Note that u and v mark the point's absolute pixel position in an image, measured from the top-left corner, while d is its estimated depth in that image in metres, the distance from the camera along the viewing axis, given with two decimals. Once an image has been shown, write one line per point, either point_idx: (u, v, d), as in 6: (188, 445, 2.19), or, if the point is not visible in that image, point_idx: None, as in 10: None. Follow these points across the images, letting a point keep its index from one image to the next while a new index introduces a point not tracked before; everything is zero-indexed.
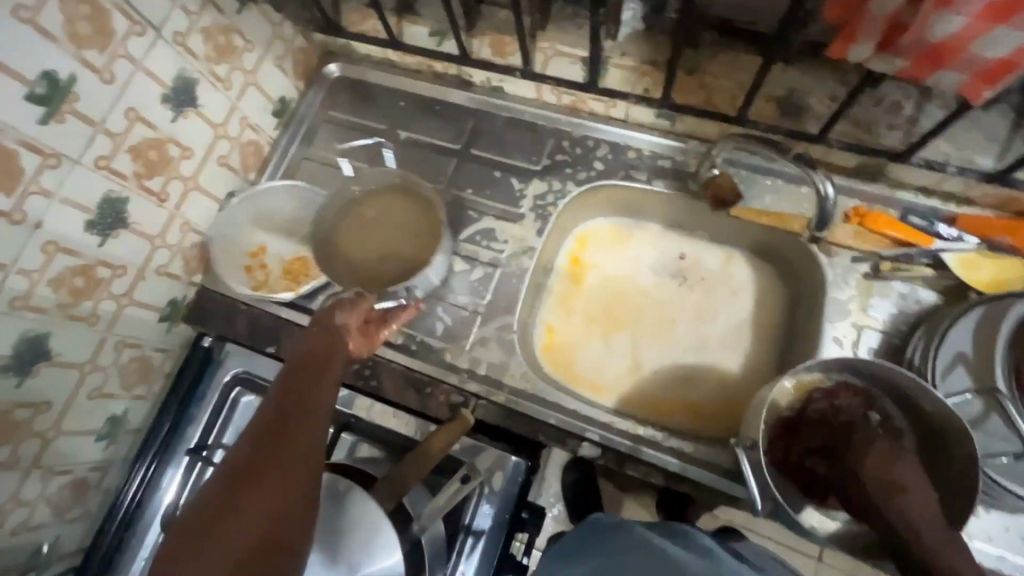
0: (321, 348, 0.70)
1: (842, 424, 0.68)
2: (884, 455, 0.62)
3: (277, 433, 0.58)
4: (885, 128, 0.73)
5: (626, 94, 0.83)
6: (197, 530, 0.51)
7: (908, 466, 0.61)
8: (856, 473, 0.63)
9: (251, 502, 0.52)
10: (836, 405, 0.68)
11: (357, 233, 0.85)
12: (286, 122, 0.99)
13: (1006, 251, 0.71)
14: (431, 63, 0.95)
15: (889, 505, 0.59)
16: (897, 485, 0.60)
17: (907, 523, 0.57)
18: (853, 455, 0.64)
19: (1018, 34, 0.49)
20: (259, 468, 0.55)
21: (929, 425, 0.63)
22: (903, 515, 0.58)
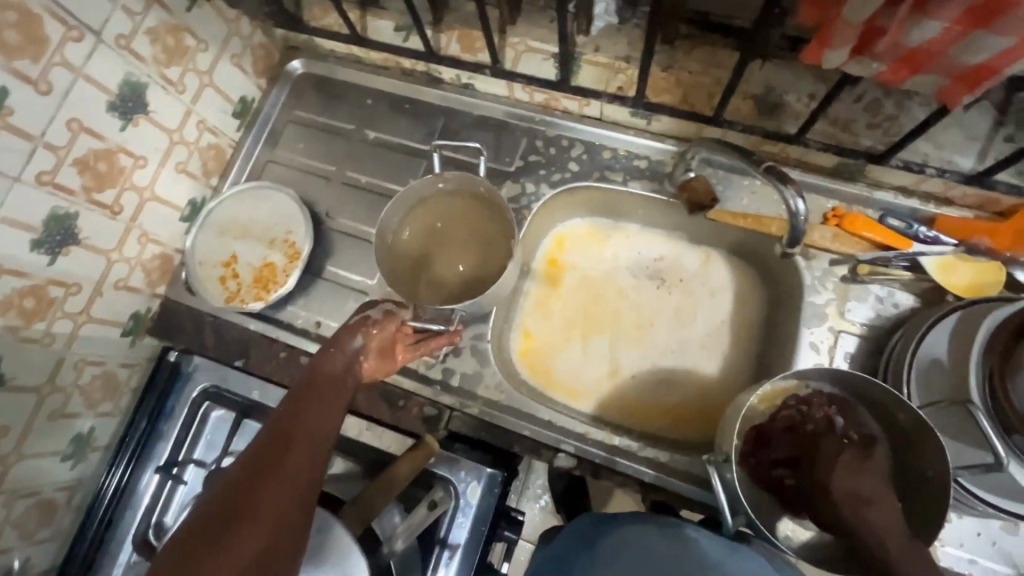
0: (337, 368, 0.68)
1: (810, 433, 0.66)
2: (851, 466, 0.61)
3: (279, 449, 0.56)
4: (863, 128, 0.71)
5: (601, 94, 0.80)
6: (196, 538, 0.49)
7: (875, 477, 0.60)
8: (825, 484, 0.61)
9: (248, 518, 0.50)
10: (804, 415, 0.66)
11: (422, 233, 0.82)
12: (248, 123, 0.95)
13: (984, 255, 0.70)
14: (398, 59, 0.91)
15: (859, 519, 0.58)
16: (865, 497, 0.58)
17: (875, 537, 0.56)
18: (824, 465, 0.62)
19: (1000, 39, 0.46)
20: (257, 481, 0.53)
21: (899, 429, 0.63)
22: (872, 528, 0.57)
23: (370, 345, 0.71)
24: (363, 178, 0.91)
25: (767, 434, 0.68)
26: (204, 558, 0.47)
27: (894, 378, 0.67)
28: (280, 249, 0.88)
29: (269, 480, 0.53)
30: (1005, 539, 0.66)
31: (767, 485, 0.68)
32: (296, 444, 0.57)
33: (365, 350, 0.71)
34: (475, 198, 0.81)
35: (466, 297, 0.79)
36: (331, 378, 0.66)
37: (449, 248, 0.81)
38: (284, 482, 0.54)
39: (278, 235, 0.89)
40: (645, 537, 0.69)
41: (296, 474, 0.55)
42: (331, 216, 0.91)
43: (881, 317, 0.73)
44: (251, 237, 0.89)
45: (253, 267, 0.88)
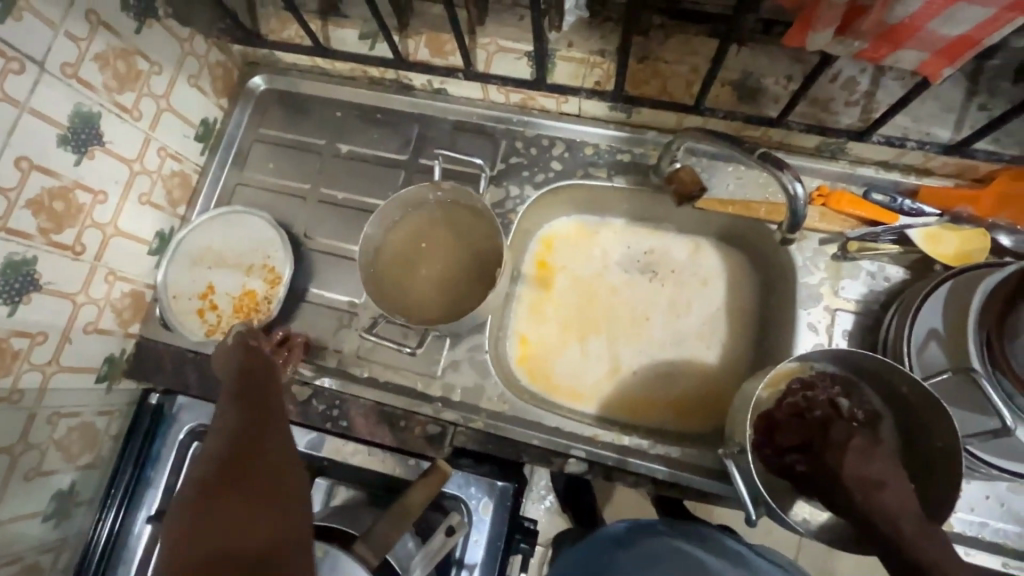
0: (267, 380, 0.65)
1: (815, 415, 0.66)
2: (862, 450, 0.60)
3: (250, 458, 0.53)
4: (841, 106, 0.71)
5: (579, 89, 0.79)
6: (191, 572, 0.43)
7: (885, 461, 0.59)
8: (835, 469, 0.60)
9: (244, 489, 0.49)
10: (803, 398, 0.67)
11: (411, 242, 0.79)
12: (212, 146, 0.90)
13: (967, 223, 0.71)
14: (364, 69, 0.87)
15: (872, 502, 0.57)
16: (877, 481, 0.58)
17: (889, 520, 0.55)
18: (833, 450, 0.61)
19: (980, 9, 0.46)
20: (236, 501, 0.48)
21: (911, 406, 0.63)
22: (884, 511, 0.56)
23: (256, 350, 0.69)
24: (340, 195, 0.88)
25: (773, 420, 0.68)
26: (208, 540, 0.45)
27: (894, 352, 0.68)
28: (260, 275, 0.85)
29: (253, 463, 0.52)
30: (1013, 500, 0.67)
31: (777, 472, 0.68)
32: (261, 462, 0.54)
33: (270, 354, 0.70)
34: (452, 203, 0.79)
35: (462, 303, 0.76)
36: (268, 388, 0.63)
37: (441, 261, 0.78)
38: (276, 467, 0.53)
39: (256, 261, 0.85)
40: (681, 548, 0.69)
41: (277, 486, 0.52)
42: (308, 236, 0.87)
43: (875, 292, 0.74)
44: (229, 264, 0.85)
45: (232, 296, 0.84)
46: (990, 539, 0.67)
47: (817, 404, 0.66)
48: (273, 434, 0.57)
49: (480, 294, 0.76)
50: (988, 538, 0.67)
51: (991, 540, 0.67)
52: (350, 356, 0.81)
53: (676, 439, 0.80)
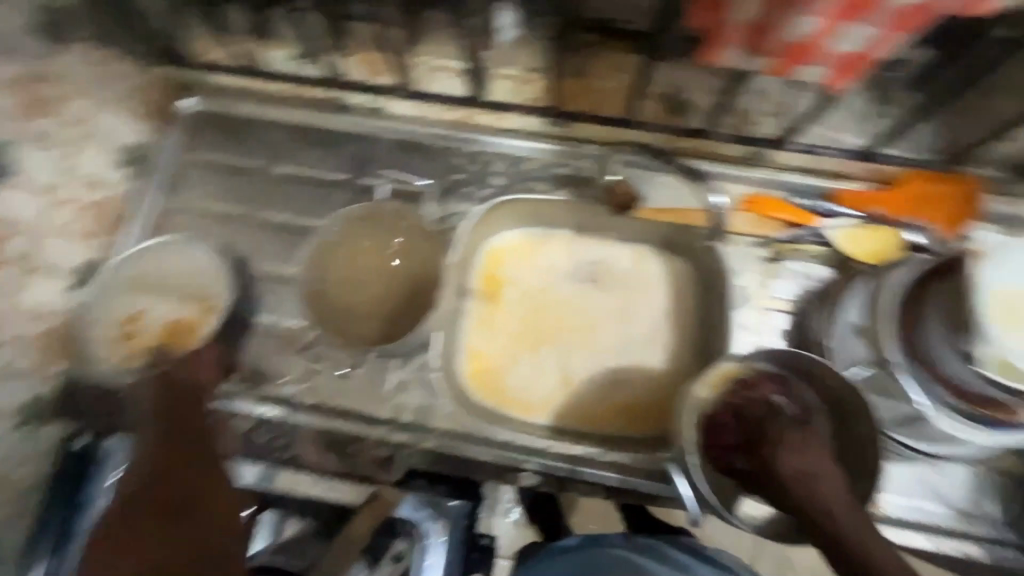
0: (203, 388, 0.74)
1: (750, 411, 0.68)
2: (798, 445, 0.63)
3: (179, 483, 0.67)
4: (760, 116, 0.77)
5: (514, 105, 0.82)
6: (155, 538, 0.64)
7: (819, 454, 0.63)
8: (775, 463, 0.63)
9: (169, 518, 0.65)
10: (739, 397, 0.68)
11: (351, 262, 0.79)
12: (139, 171, 0.86)
13: (881, 222, 0.75)
14: (302, 90, 0.88)
15: (810, 492, 0.60)
16: (812, 473, 0.61)
17: (823, 508, 0.60)
18: (773, 445, 0.64)
19: (868, 28, 0.50)
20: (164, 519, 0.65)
21: (836, 397, 0.66)
22: (819, 500, 0.60)
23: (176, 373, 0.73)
24: (278, 217, 0.85)
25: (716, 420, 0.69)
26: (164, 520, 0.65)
27: (822, 348, 0.72)
28: (192, 302, 0.80)
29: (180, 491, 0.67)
30: (935, 479, 0.71)
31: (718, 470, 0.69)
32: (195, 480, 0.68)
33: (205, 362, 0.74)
34: (390, 221, 0.79)
35: (404, 323, 0.78)
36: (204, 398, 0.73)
37: (381, 283, 0.80)
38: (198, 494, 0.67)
39: (190, 289, 0.80)
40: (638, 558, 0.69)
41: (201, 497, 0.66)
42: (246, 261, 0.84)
43: (804, 291, 0.78)
44: (160, 289, 0.80)
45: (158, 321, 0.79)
46: (922, 520, 0.71)
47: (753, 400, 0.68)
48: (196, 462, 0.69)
49: (423, 314, 0.77)
50: (919, 519, 0.70)
51: (924, 520, 0.70)
52: (295, 384, 0.78)
53: (630, 443, 0.81)
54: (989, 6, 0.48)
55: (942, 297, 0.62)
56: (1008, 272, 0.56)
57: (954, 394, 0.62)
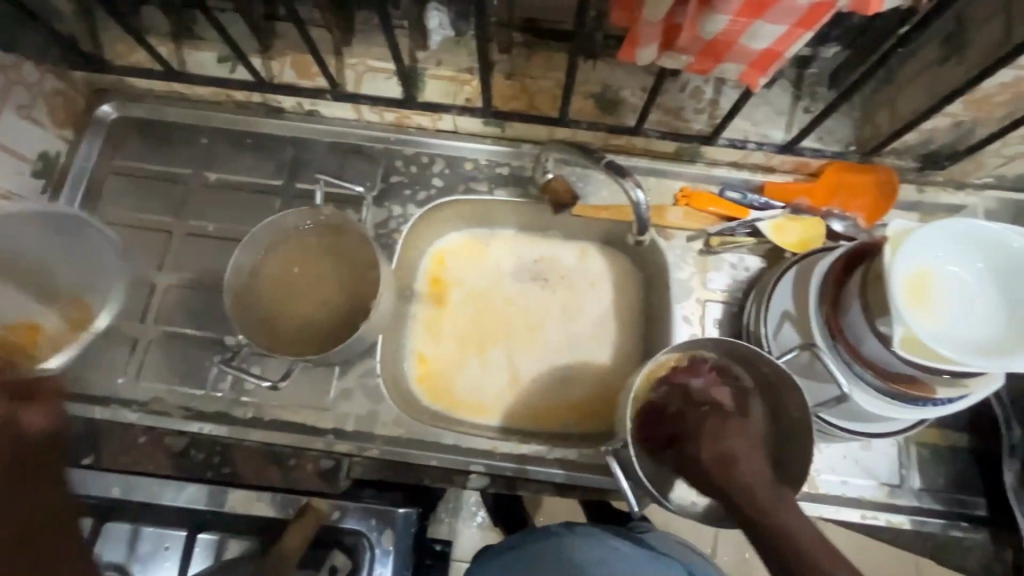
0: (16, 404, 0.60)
1: (674, 404, 0.69)
2: (716, 431, 0.64)
3: None
4: (692, 114, 0.78)
5: (449, 107, 0.80)
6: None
7: (737, 439, 0.64)
8: (699, 451, 0.64)
9: None
10: (662, 390, 0.70)
11: (289, 267, 0.76)
12: (56, 183, 0.82)
13: (806, 213, 0.78)
14: (228, 92, 0.83)
15: (733, 476, 0.61)
16: (733, 457, 0.62)
17: (745, 493, 0.59)
18: (697, 434, 0.65)
19: (775, 26, 0.52)
20: None
21: (770, 381, 0.68)
22: (741, 484, 0.60)
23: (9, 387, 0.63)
24: (210, 226, 0.82)
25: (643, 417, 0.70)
26: None
27: (757, 336, 0.74)
28: (61, 311, 0.75)
29: None
30: (865, 456, 0.75)
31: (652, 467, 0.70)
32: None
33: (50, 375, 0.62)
34: (336, 229, 0.76)
35: (332, 337, 0.74)
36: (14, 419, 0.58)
37: (315, 291, 0.75)
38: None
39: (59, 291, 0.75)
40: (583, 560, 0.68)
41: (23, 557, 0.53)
42: (174, 272, 0.81)
43: (739, 282, 0.81)
44: (20, 282, 0.73)
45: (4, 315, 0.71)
46: (853, 495, 0.74)
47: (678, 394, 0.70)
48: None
49: (350, 331, 0.74)
50: (850, 494, 0.74)
51: (853, 495, 0.74)
52: (231, 398, 0.76)
53: (578, 440, 0.82)
54: (880, 4, 0.48)
55: (856, 283, 0.64)
56: (912, 256, 0.59)
57: (879, 377, 0.64)
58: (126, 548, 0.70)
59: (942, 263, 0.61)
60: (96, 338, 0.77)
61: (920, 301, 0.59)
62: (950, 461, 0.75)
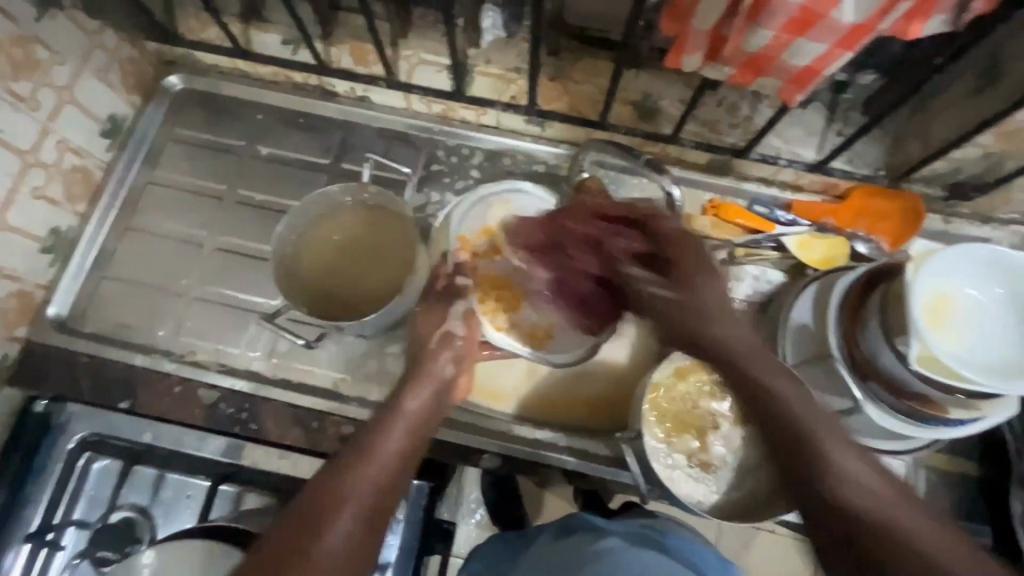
0: (414, 408, 0.65)
1: (666, 233, 0.70)
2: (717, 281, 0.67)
3: (309, 516, 0.53)
4: (727, 127, 0.80)
5: (495, 103, 0.84)
6: (274, 542, 0.51)
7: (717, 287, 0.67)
8: (789, 445, 0.56)
9: (317, 540, 0.51)
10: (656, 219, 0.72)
11: (322, 245, 0.79)
12: (120, 143, 0.87)
13: (831, 231, 0.80)
14: (288, 73, 0.88)
15: (835, 490, 0.52)
16: (714, 311, 0.65)
17: (853, 517, 0.50)
18: (783, 415, 0.58)
19: (817, 44, 0.54)
20: (311, 549, 0.51)
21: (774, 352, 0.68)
22: (864, 495, 0.50)
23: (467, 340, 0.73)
24: (257, 196, 0.87)
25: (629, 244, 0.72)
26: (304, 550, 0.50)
27: (773, 344, 0.76)
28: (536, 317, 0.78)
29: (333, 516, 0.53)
30: None
31: (633, 297, 0.72)
32: (340, 491, 0.55)
33: (456, 378, 0.71)
34: (366, 208, 0.79)
35: (369, 307, 0.77)
36: (420, 423, 0.65)
37: (336, 265, 0.78)
38: (329, 527, 0.52)
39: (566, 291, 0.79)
40: (569, 543, 0.65)
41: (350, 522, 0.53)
42: (216, 235, 0.85)
43: (759, 293, 0.82)
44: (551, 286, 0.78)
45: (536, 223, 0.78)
46: None
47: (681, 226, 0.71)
48: (353, 498, 0.55)
49: (382, 303, 0.77)
50: None
51: None
52: (263, 359, 0.80)
53: (590, 435, 0.81)
54: (919, 31, 0.52)
55: (878, 298, 0.66)
56: (933, 275, 0.61)
57: (895, 393, 0.66)
58: (149, 493, 0.76)
59: (963, 285, 0.62)
60: (147, 292, 0.83)
61: (939, 320, 0.61)
62: (954, 487, 0.76)
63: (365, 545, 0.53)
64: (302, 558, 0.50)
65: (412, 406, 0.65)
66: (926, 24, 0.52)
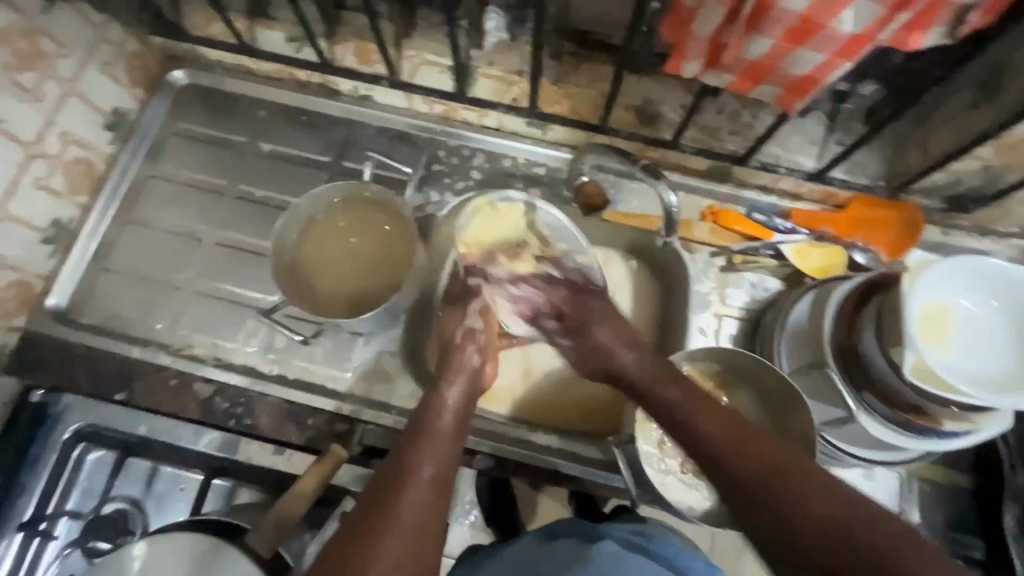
0: (455, 397, 0.66)
1: (597, 308, 0.75)
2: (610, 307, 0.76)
3: (369, 515, 0.53)
4: (726, 135, 0.80)
5: (497, 104, 0.84)
6: (345, 532, 0.53)
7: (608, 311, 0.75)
8: (728, 480, 0.55)
9: (379, 536, 0.51)
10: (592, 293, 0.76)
11: (321, 242, 0.79)
12: (124, 137, 0.87)
13: (829, 241, 0.80)
14: (291, 71, 0.88)
15: (796, 508, 0.49)
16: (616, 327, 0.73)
17: (810, 534, 0.48)
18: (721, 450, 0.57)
19: (816, 54, 0.54)
20: (374, 545, 0.51)
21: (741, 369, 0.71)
22: (808, 514, 0.49)
23: (487, 334, 0.74)
24: (258, 192, 0.87)
25: (574, 321, 0.75)
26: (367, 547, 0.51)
27: (769, 352, 0.77)
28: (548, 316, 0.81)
29: (389, 512, 0.53)
30: (864, 484, 0.76)
31: (601, 368, 0.72)
32: (400, 481, 0.56)
33: (482, 370, 0.70)
34: (366, 206, 0.80)
35: (367, 305, 0.78)
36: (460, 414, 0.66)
37: (337, 263, 0.79)
38: (390, 522, 0.53)
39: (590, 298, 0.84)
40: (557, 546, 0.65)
41: (415, 509, 0.54)
42: (216, 230, 0.85)
43: (755, 301, 0.83)
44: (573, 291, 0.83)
45: (530, 260, 0.81)
46: None
47: (605, 302, 0.76)
48: (407, 491, 0.55)
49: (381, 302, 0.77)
50: None
51: None
52: (260, 354, 0.80)
53: (583, 438, 0.81)
54: (917, 43, 0.52)
55: (874, 308, 0.65)
56: (929, 287, 0.61)
57: (888, 404, 0.66)
58: (143, 486, 0.77)
59: (959, 297, 0.62)
60: (146, 285, 0.83)
61: (934, 332, 0.61)
62: (948, 501, 0.76)
63: (433, 532, 0.54)
64: (365, 555, 0.50)
65: (454, 398, 0.66)
66: (925, 35, 0.52)
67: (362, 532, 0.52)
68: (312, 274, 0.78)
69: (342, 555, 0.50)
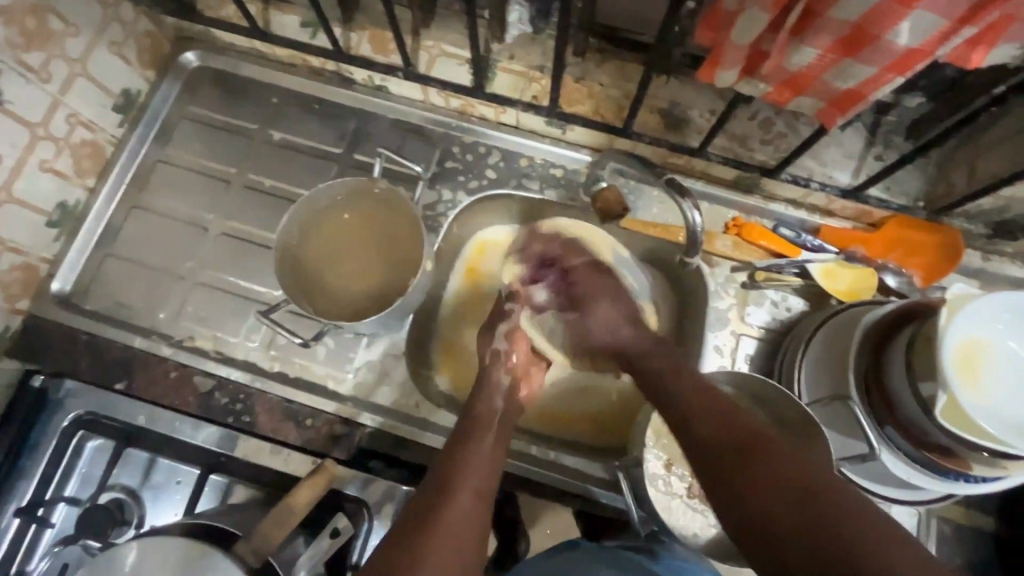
0: (495, 411, 0.67)
1: (602, 285, 0.75)
2: (607, 287, 0.75)
3: (420, 516, 0.54)
4: (757, 144, 0.76)
5: (515, 102, 0.80)
6: (395, 532, 0.54)
7: (608, 283, 0.76)
8: (703, 454, 0.55)
9: (433, 535, 0.52)
10: (605, 273, 0.77)
11: (327, 238, 0.76)
12: (133, 118, 0.85)
13: (860, 262, 0.76)
14: (304, 57, 0.85)
15: (757, 485, 0.51)
16: (610, 314, 0.73)
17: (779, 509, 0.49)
18: (707, 434, 0.56)
19: (865, 67, 0.50)
20: (429, 542, 0.52)
21: (755, 392, 0.67)
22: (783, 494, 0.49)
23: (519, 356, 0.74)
24: (267, 182, 0.85)
25: (582, 296, 0.75)
26: (421, 547, 0.51)
27: (788, 377, 0.73)
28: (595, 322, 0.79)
29: (440, 512, 0.54)
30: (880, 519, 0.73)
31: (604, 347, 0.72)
32: (451, 484, 0.57)
33: (513, 389, 0.71)
34: (369, 201, 0.77)
35: (371, 308, 0.75)
36: (502, 425, 0.67)
37: (343, 261, 0.76)
38: (442, 523, 0.53)
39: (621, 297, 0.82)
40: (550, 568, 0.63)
41: (463, 516, 0.55)
42: (221, 218, 0.84)
43: (776, 321, 0.79)
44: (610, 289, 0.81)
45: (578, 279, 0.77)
46: None
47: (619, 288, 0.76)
48: (459, 495, 0.56)
49: (387, 304, 0.74)
50: None
51: None
52: (261, 350, 0.79)
53: (588, 453, 0.78)
54: (980, 60, 0.47)
55: (903, 342, 0.61)
56: (965, 325, 0.57)
57: (912, 443, 0.62)
58: (140, 476, 0.76)
59: (1001, 337, 0.58)
60: (150, 272, 0.82)
61: (968, 373, 0.57)
62: (968, 542, 0.73)
63: (478, 531, 0.55)
64: (421, 555, 0.51)
65: (496, 408, 0.68)
66: (989, 53, 0.47)
67: (416, 530, 0.53)
68: (316, 272, 0.76)
69: (396, 550, 0.51)
